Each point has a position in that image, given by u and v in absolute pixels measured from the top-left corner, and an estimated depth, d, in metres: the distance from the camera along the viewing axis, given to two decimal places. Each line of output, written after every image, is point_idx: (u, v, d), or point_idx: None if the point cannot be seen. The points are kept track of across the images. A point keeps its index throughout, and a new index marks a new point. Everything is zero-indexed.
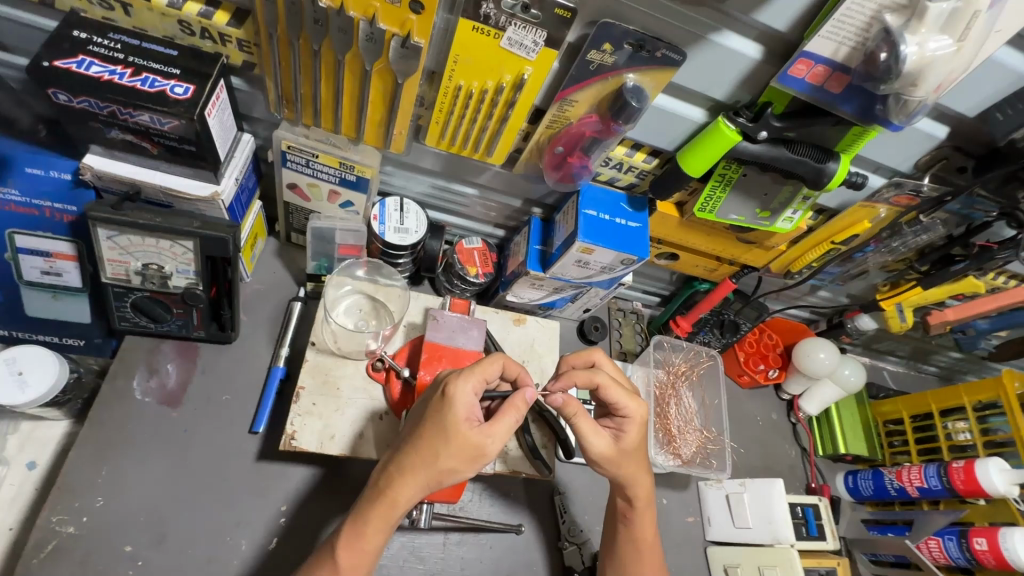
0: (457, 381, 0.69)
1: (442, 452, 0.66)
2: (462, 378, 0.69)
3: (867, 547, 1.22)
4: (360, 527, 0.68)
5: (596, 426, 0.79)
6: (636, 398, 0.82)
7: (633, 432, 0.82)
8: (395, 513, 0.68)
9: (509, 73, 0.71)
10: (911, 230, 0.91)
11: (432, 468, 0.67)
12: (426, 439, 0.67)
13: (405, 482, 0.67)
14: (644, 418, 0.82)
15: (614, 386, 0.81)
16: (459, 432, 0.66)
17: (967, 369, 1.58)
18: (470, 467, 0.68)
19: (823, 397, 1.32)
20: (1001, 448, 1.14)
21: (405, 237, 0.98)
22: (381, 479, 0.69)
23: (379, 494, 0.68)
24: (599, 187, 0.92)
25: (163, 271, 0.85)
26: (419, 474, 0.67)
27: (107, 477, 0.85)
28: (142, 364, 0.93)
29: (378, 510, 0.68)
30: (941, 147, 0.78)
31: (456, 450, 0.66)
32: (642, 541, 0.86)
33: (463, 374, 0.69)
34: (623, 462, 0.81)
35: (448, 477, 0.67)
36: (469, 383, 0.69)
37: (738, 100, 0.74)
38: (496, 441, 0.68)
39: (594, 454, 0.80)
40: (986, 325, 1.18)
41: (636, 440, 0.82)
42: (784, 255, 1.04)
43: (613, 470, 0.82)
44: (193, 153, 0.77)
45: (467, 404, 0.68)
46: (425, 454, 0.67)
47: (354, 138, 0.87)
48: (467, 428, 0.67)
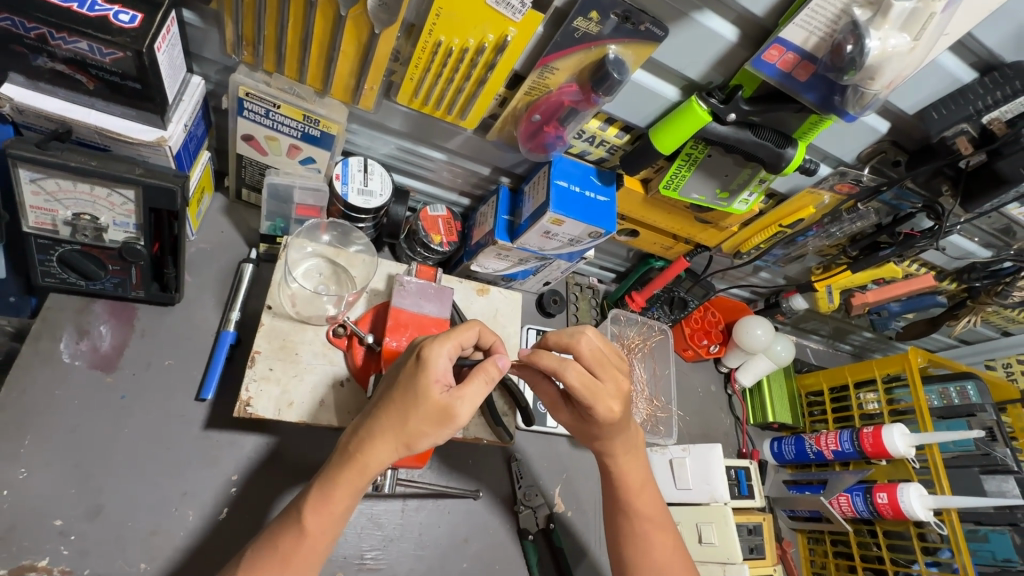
0: (430, 344, 0.66)
1: (411, 416, 0.63)
2: (437, 341, 0.66)
3: (786, 505, 1.36)
4: (326, 492, 0.64)
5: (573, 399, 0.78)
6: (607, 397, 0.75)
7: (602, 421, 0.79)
8: (364, 477, 0.65)
9: (492, 33, 0.69)
10: (849, 217, 1.00)
11: (402, 431, 0.64)
12: (397, 402, 0.64)
13: (373, 445, 0.64)
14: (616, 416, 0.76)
15: (582, 386, 0.74)
16: (430, 395, 0.63)
17: (875, 347, 1.77)
18: (439, 431, 0.64)
19: (757, 370, 1.43)
20: (902, 416, 1.30)
21: (370, 200, 0.95)
22: (349, 444, 0.66)
23: (348, 459, 0.65)
24: (570, 159, 0.93)
25: (97, 222, 0.77)
26: (388, 437, 0.64)
27: (31, 447, 0.77)
28: (70, 325, 0.85)
29: (346, 475, 0.64)
30: (881, 141, 0.85)
31: (426, 414, 0.63)
32: (647, 522, 0.84)
33: (438, 338, 0.67)
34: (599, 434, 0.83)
35: (418, 441, 0.64)
36: (444, 347, 0.66)
37: (711, 81, 0.77)
38: (468, 405, 0.65)
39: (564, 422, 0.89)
40: (897, 306, 1.33)
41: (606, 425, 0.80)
42: (735, 236, 1.11)
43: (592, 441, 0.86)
44: (137, 91, 0.70)
45: (442, 367, 0.65)
46: (396, 418, 0.64)
47: (319, 89, 0.81)
48: (439, 391, 0.64)
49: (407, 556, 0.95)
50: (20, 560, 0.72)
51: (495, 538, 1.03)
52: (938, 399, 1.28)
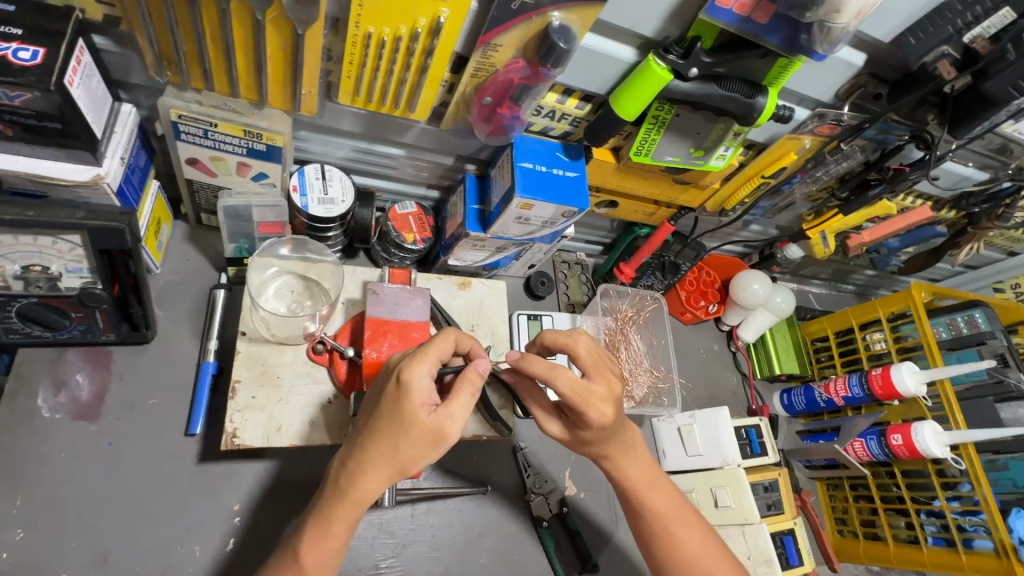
0: (409, 366, 0.62)
1: (401, 444, 0.60)
2: (415, 361, 0.63)
3: (802, 456, 1.34)
4: (323, 529, 0.62)
5: (547, 410, 0.82)
6: (599, 399, 0.70)
7: (587, 434, 0.71)
8: (361, 510, 0.63)
9: (423, 16, 0.64)
10: (834, 158, 0.94)
11: (394, 460, 0.61)
12: (384, 431, 0.61)
13: (365, 477, 0.62)
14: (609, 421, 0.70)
15: (573, 393, 0.69)
16: (418, 419, 0.61)
17: (879, 284, 1.73)
18: (433, 453, 0.63)
19: (759, 324, 1.40)
20: (911, 352, 1.27)
21: (332, 208, 0.91)
22: (339, 477, 0.63)
23: (341, 494, 0.62)
24: (532, 137, 0.88)
25: (49, 272, 0.74)
26: (380, 468, 0.62)
27: (25, 507, 0.76)
28: (45, 378, 0.83)
29: (342, 508, 0.62)
30: (859, 75, 0.79)
31: (416, 438, 0.61)
32: (662, 517, 0.79)
33: (416, 356, 0.63)
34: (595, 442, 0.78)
35: (410, 466, 0.62)
36: (423, 366, 0.63)
37: (668, 36, 0.72)
38: (458, 422, 0.63)
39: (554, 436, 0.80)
40: (896, 242, 1.28)
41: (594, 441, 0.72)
42: (718, 193, 1.06)
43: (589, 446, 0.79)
44: (59, 131, 0.66)
45: (425, 388, 0.62)
46: (385, 446, 0.61)
47: (256, 101, 0.77)
48: (426, 413, 0.61)
49: (422, 559, 0.95)
50: None
51: (509, 530, 1.02)
52: (946, 331, 1.24)
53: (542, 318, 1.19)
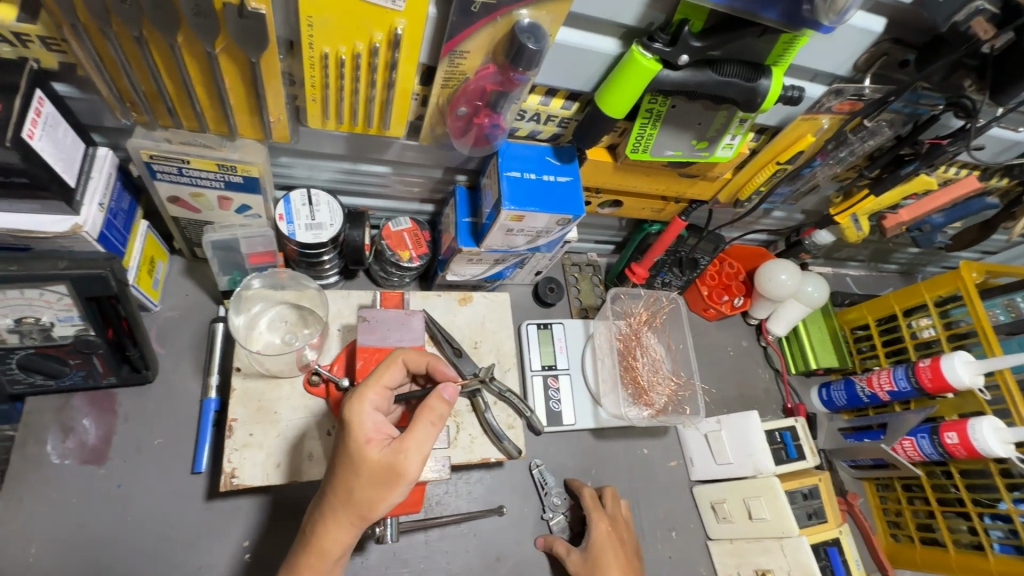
0: (352, 401, 0.58)
1: (351, 486, 0.56)
2: (358, 395, 0.58)
3: (847, 456, 1.24)
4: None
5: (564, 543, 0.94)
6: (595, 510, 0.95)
7: (596, 537, 0.92)
8: (328, 560, 0.59)
9: (378, 30, 0.60)
10: (858, 137, 0.85)
11: (350, 503, 0.57)
12: (336, 473, 0.57)
13: (324, 524, 0.58)
14: (607, 528, 0.93)
15: (605, 536, 0.92)
16: (364, 458, 0.56)
17: (927, 261, 1.58)
18: (391, 492, 0.57)
19: (790, 316, 1.30)
20: (963, 340, 1.15)
21: (320, 233, 0.89)
22: (307, 524, 0.61)
23: (308, 542, 0.59)
24: (519, 143, 0.83)
25: (41, 323, 0.74)
26: (338, 513, 0.57)
27: (39, 554, 0.77)
28: (53, 425, 0.84)
29: (309, 557, 0.59)
30: (880, 42, 0.70)
31: (368, 478, 0.56)
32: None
33: (355, 390, 0.59)
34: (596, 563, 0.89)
35: (368, 510, 0.57)
36: (363, 400, 0.59)
37: (653, 22, 0.64)
38: (412, 456, 0.56)
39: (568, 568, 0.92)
40: (940, 218, 1.16)
41: (603, 547, 0.91)
42: (732, 182, 0.97)
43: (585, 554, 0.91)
44: (28, 184, 0.65)
45: (370, 422, 0.57)
46: (338, 489, 0.57)
47: (226, 132, 0.74)
48: (373, 450, 0.56)
49: None
50: None
51: (527, 553, 0.98)
52: (1004, 313, 1.14)
53: (552, 327, 1.14)
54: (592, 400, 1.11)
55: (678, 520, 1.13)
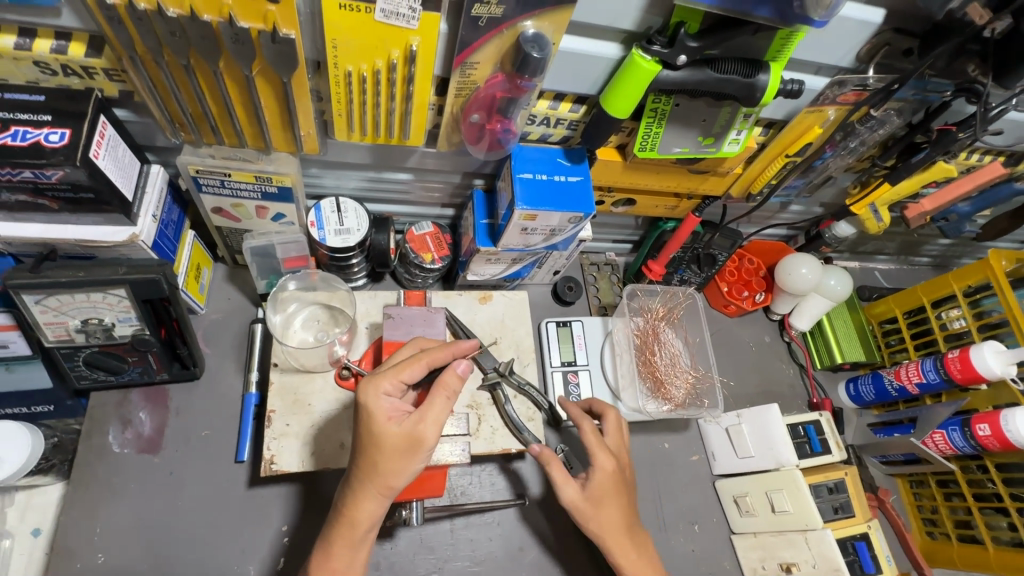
0: (369, 386, 0.64)
1: (376, 460, 0.61)
2: (374, 380, 0.64)
3: (877, 451, 1.22)
4: (328, 553, 0.65)
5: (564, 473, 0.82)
6: (601, 448, 0.84)
7: (598, 478, 0.82)
8: (359, 530, 0.64)
9: (396, 47, 0.66)
10: (866, 127, 0.85)
11: (376, 476, 0.62)
12: (361, 451, 0.63)
13: (354, 497, 0.64)
14: (612, 468, 0.83)
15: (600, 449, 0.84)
16: (386, 434, 0.61)
17: (960, 253, 1.54)
18: (413, 461, 0.63)
19: (813, 311, 1.30)
20: (996, 331, 1.12)
21: (348, 237, 0.95)
22: (337, 500, 0.66)
23: (340, 515, 0.65)
24: (531, 146, 0.87)
25: (104, 323, 0.83)
26: (366, 486, 0.63)
27: (103, 534, 0.85)
28: (114, 417, 0.93)
29: (342, 528, 0.64)
30: (880, 33, 0.71)
31: (391, 451, 0.62)
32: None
33: (371, 376, 0.65)
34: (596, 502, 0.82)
35: (394, 480, 0.63)
36: (379, 384, 0.64)
37: (651, 27, 0.68)
38: (430, 427, 0.63)
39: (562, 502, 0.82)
40: (966, 206, 1.14)
41: (605, 492, 0.82)
42: (743, 177, 0.99)
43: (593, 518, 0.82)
44: (94, 200, 0.73)
45: (387, 403, 0.63)
46: (364, 465, 0.63)
47: (262, 147, 0.82)
48: (393, 426, 0.62)
49: (464, 573, 0.96)
50: None
51: (549, 542, 1.01)
52: None
53: (571, 324, 1.17)
54: (612, 395, 1.13)
55: (700, 514, 1.13)
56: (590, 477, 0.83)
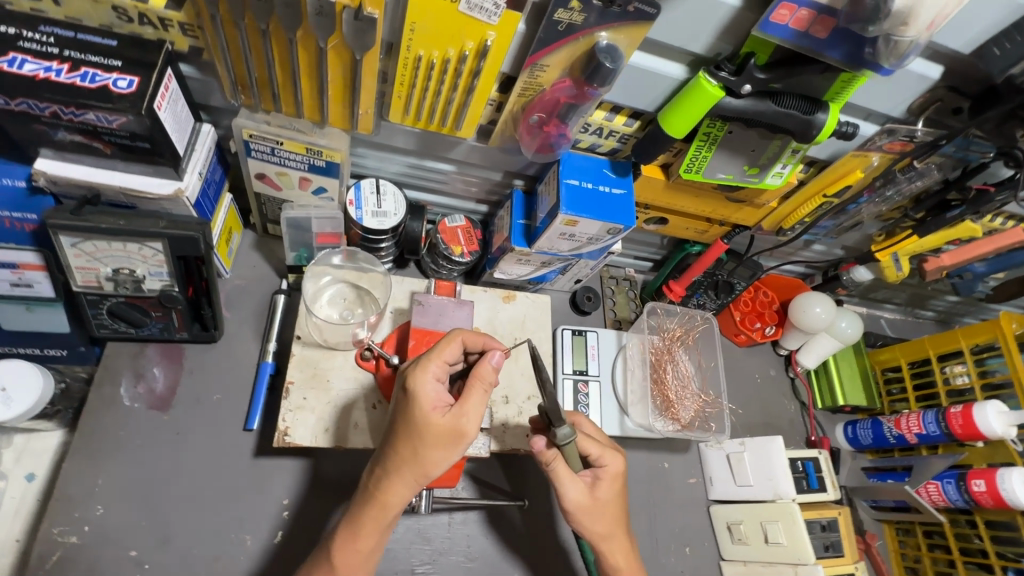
0: (415, 373, 0.61)
1: (419, 448, 0.60)
2: (420, 368, 0.61)
3: (868, 495, 1.25)
4: (354, 534, 0.64)
5: (572, 473, 0.78)
6: (612, 451, 0.82)
7: (609, 483, 0.80)
8: (389, 514, 0.64)
9: (471, 39, 0.67)
10: (906, 177, 0.88)
11: (415, 464, 0.61)
12: (401, 439, 0.61)
13: (390, 483, 0.62)
14: (621, 471, 0.81)
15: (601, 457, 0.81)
16: (431, 424, 0.60)
17: (964, 312, 1.57)
18: (453, 452, 0.62)
19: (820, 350, 1.32)
20: (998, 391, 1.16)
21: (384, 220, 0.96)
22: (367, 484, 0.64)
23: (370, 499, 0.63)
24: (580, 154, 0.88)
25: (136, 275, 0.82)
26: (403, 474, 0.62)
27: (105, 486, 0.84)
28: (127, 370, 0.92)
29: (371, 513, 0.63)
30: (934, 89, 0.74)
31: (434, 442, 0.61)
32: None
33: (419, 362, 0.62)
34: (597, 512, 0.80)
35: (432, 469, 0.62)
36: (427, 371, 0.62)
37: (719, 53, 0.70)
38: (474, 420, 0.62)
39: (565, 502, 0.79)
40: (982, 267, 1.17)
41: (611, 492, 0.80)
42: (777, 212, 1.01)
43: (588, 523, 0.80)
44: (148, 150, 0.73)
45: (433, 393, 0.61)
46: (404, 452, 0.61)
47: (317, 120, 0.82)
48: (439, 417, 0.60)
49: (456, 568, 0.96)
50: None
51: (543, 547, 1.01)
52: None
53: (586, 334, 1.17)
54: (619, 409, 1.13)
55: (692, 537, 1.14)
56: (597, 484, 0.80)
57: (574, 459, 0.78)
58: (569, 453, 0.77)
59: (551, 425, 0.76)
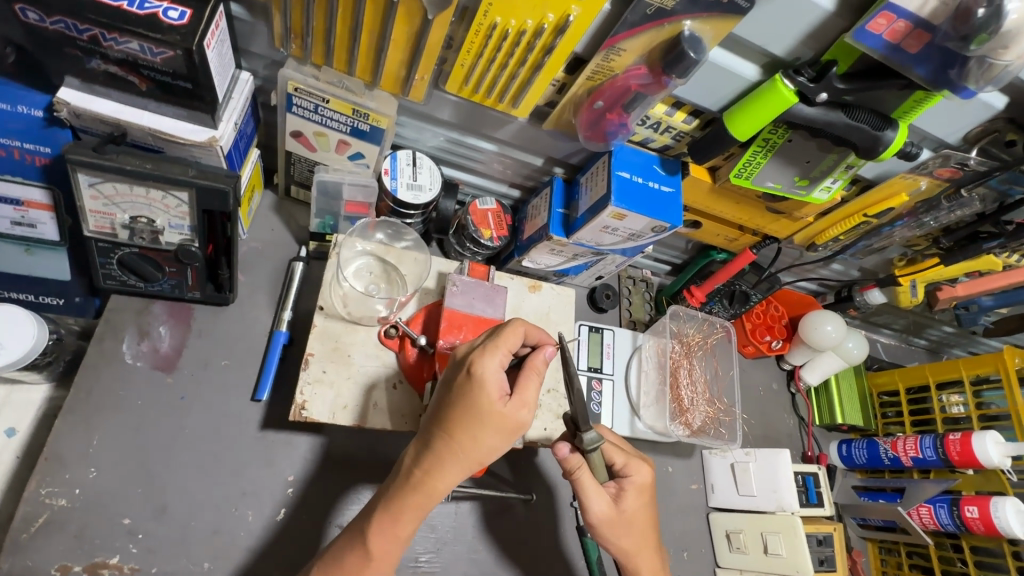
0: (483, 359, 0.62)
1: (481, 436, 0.61)
2: (489, 355, 0.63)
3: (858, 512, 1.27)
4: (395, 519, 0.62)
5: (597, 485, 0.77)
6: (637, 460, 0.82)
7: (633, 495, 0.80)
8: (433, 500, 0.63)
9: (553, 13, 0.64)
10: (948, 205, 0.89)
11: (471, 452, 0.62)
12: (461, 424, 0.61)
13: (443, 469, 0.62)
14: (648, 483, 0.81)
15: (625, 467, 0.81)
16: (497, 413, 0.61)
17: (955, 343, 1.62)
18: (507, 443, 0.64)
19: (825, 368, 1.33)
20: (993, 421, 1.19)
21: (419, 195, 0.91)
22: (412, 468, 0.63)
23: (416, 484, 0.62)
24: (631, 148, 0.86)
25: (154, 225, 0.77)
26: (457, 460, 0.62)
27: (100, 446, 0.79)
28: (131, 326, 0.86)
29: (415, 498, 0.62)
30: (994, 119, 0.75)
31: (496, 431, 0.62)
32: None
33: (487, 350, 0.63)
34: (622, 525, 0.79)
35: (487, 457, 0.63)
36: (495, 360, 0.63)
37: (799, 58, 0.68)
38: (531, 412, 0.64)
39: (591, 516, 0.77)
40: (989, 301, 1.19)
41: (636, 505, 0.80)
42: (810, 227, 1.02)
43: (613, 537, 0.79)
44: (188, 91, 0.68)
45: (499, 382, 0.62)
46: (462, 439, 0.62)
47: (368, 82, 0.78)
48: (503, 406, 0.62)
49: (461, 559, 0.93)
50: (93, 557, 0.74)
51: (547, 544, 0.99)
52: None
53: (602, 331, 1.15)
54: (630, 410, 1.12)
55: (691, 543, 1.14)
56: (623, 496, 0.79)
57: (599, 468, 0.77)
58: (595, 461, 0.76)
59: (578, 430, 0.76)
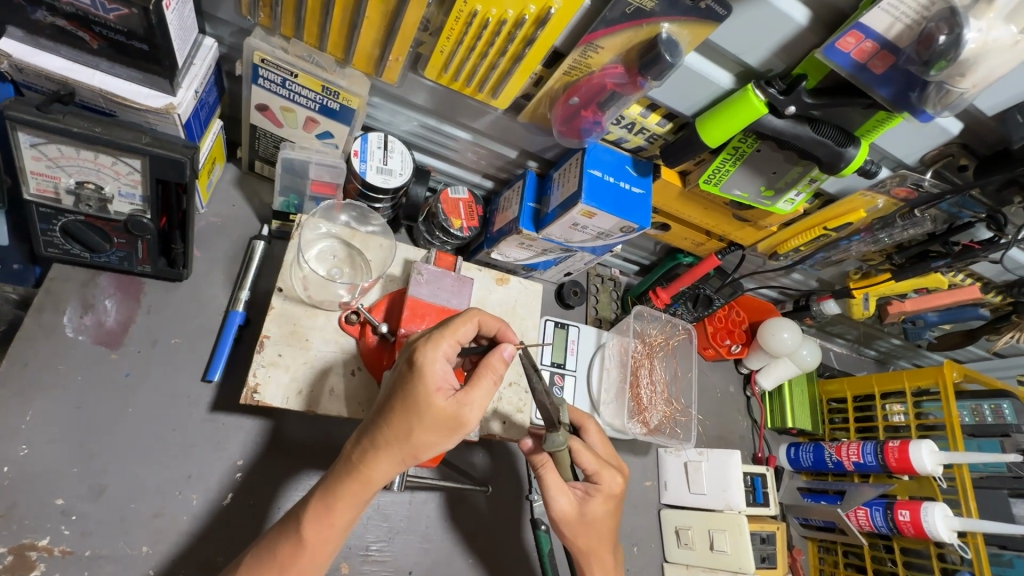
0: (426, 349, 0.62)
1: (416, 428, 0.60)
2: (432, 345, 0.62)
3: (800, 513, 1.33)
4: (328, 506, 0.61)
5: (561, 483, 0.78)
6: (609, 470, 0.81)
7: (599, 501, 0.80)
8: (369, 490, 0.62)
9: (534, 4, 0.63)
10: (902, 223, 0.93)
11: (407, 443, 0.61)
12: (398, 414, 0.61)
13: (378, 459, 0.61)
14: (615, 492, 0.81)
15: (596, 470, 0.81)
16: (433, 404, 0.60)
17: (901, 355, 1.69)
18: (448, 439, 0.62)
19: (780, 373, 1.36)
20: (930, 431, 1.23)
21: (389, 178, 0.89)
22: (351, 454, 0.63)
23: (352, 472, 0.62)
24: (605, 147, 0.86)
25: (102, 193, 0.72)
26: (393, 450, 0.61)
27: (33, 423, 0.75)
28: (75, 297, 0.82)
29: (349, 487, 0.61)
30: (949, 144, 0.78)
31: (433, 424, 0.60)
32: None
33: (432, 340, 0.63)
34: (581, 527, 0.79)
35: (424, 451, 0.62)
36: (438, 351, 0.63)
37: (771, 69, 0.70)
38: (475, 408, 0.62)
39: (553, 511, 0.79)
40: (934, 317, 1.25)
41: (601, 510, 0.80)
42: (773, 236, 1.05)
43: (572, 535, 0.80)
44: (144, 53, 0.65)
45: (440, 372, 0.62)
46: (400, 430, 0.61)
47: (340, 58, 0.76)
48: (442, 399, 0.61)
49: (412, 549, 0.92)
50: (20, 539, 0.70)
51: (500, 537, 1.00)
52: (969, 416, 1.23)
53: (568, 328, 1.16)
54: (590, 406, 1.13)
55: (642, 539, 1.16)
56: (588, 500, 0.79)
57: (565, 466, 0.79)
58: (561, 459, 0.78)
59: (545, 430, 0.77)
